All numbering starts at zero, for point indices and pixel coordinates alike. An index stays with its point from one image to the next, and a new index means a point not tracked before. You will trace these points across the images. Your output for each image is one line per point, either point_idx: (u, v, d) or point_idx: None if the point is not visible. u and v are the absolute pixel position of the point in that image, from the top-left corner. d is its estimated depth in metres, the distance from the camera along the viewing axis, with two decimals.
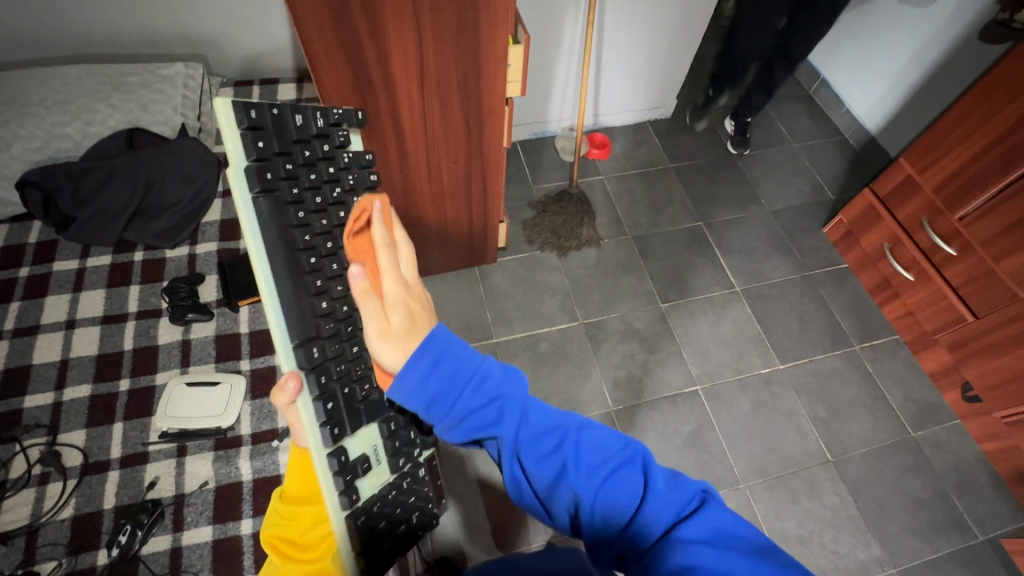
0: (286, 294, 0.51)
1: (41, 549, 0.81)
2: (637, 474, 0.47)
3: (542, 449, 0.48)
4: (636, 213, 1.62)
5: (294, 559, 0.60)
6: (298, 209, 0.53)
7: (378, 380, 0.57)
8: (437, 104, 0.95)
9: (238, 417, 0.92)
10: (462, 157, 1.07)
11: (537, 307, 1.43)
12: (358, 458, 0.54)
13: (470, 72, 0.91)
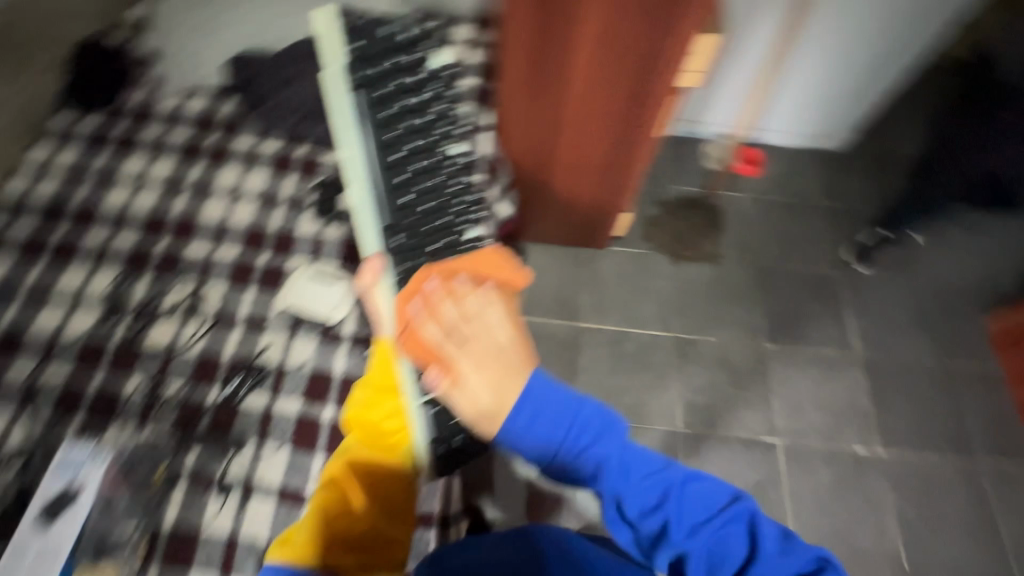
0: (382, 193, 0.65)
1: (172, 372, 0.85)
2: (700, 498, 0.60)
3: (642, 498, 0.60)
4: (768, 242, 1.50)
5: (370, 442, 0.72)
6: (382, 108, 0.64)
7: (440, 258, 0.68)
8: (603, 86, 0.94)
9: (345, 314, 0.92)
10: (613, 136, 1.03)
11: (635, 306, 1.39)
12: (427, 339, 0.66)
13: (650, 55, 0.88)
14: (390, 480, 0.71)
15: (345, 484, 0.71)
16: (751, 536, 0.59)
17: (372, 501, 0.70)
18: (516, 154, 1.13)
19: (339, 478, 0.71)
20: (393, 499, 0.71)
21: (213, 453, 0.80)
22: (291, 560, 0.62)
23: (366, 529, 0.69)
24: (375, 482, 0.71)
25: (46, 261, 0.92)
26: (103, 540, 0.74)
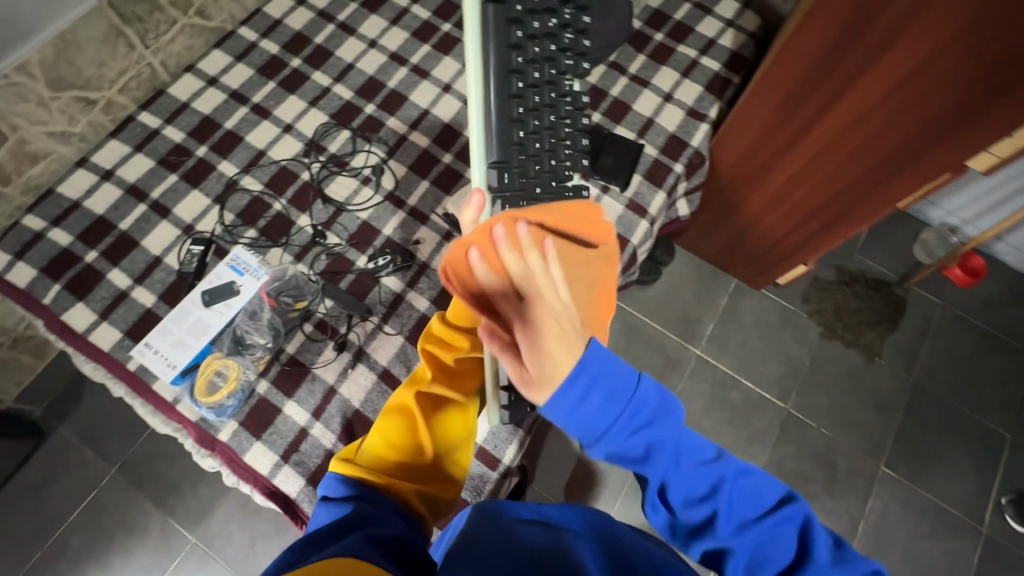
0: (493, 127, 0.54)
1: (337, 224, 0.92)
2: (743, 485, 0.59)
3: (691, 486, 0.59)
4: (943, 366, 1.28)
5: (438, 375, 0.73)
6: (515, 27, 0.55)
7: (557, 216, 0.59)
8: (883, 121, 0.77)
9: None
10: (847, 179, 0.89)
11: (759, 361, 1.27)
12: None
13: (953, 118, 0.70)
14: (453, 427, 0.72)
15: (406, 420, 0.70)
16: (800, 535, 0.57)
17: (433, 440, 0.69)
18: (728, 153, 1.01)
19: (402, 415, 0.70)
20: (455, 446, 0.71)
21: (344, 310, 0.85)
22: (353, 477, 0.65)
23: (430, 464, 0.69)
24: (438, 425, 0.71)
25: (276, 84, 0.99)
26: (236, 340, 0.81)
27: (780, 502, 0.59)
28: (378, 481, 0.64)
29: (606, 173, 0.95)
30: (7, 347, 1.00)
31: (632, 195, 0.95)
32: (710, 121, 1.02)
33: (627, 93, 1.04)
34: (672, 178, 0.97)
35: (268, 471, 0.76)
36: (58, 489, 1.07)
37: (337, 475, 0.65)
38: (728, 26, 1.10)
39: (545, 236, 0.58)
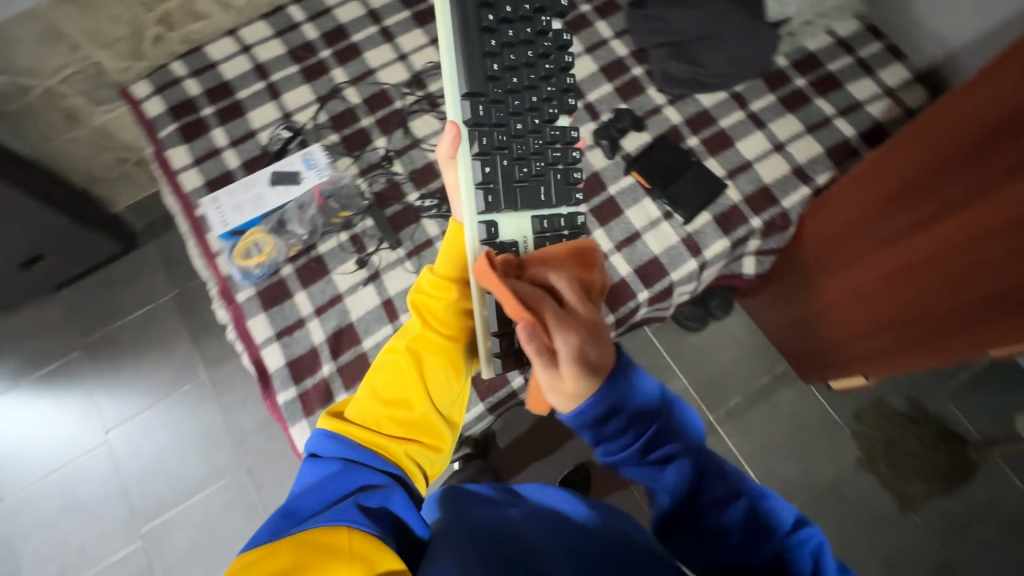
0: (469, 68, 0.60)
1: (406, 156, 0.97)
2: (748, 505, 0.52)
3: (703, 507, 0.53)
4: (994, 560, 1.07)
5: (433, 329, 0.69)
6: None
7: (533, 164, 0.62)
8: (987, 256, 0.66)
9: None
10: (927, 307, 0.79)
11: (774, 456, 1.15)
12: (507, 240, 0.60)
13: None
14: (441, 379, 0.67)
15: (395, 372, 0.66)
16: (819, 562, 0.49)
17: (423, 394, 0.65)
18: (814, 235, 0.92)
19: (392, 365, 0.67)
20: (445, 397, 0.67)
21: (378, 233, 0.91)
22: (343, 433, 0.62)
23: (419, 419, 0.65)
24: (429, 377, 0.66)
25: (410, 15, 1.05)
26: (280, 223, 0.90)
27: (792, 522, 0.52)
28: (369, 440, 0.62)
29: (675, 199, 0.90)
30: (133, 164, 1.20)
31: (693, 230, 0.90)
32: (815, 187, 0.92)
33: (738, 129, 0.96)
34: (744, 230, 0.90)
35: (259, 341, 0.84)
36: (132, 290, 1.28)
37: (327, 433, 0.62)
38: (888, 95, 0.97)
39: (523, 167, 0.61)
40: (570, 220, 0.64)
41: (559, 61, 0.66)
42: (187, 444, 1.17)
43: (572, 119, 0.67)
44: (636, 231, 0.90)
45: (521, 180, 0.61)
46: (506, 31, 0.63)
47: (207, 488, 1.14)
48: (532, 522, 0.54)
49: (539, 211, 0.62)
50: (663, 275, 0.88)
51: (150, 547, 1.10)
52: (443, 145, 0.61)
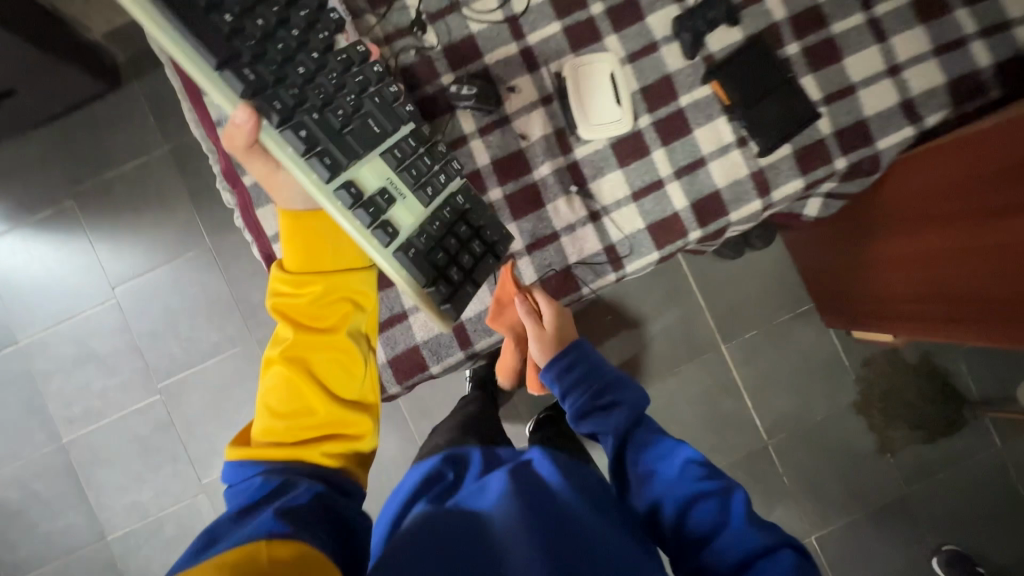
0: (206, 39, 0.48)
1: (442, 22, 0.78)
2: (694, 477, 0.62)
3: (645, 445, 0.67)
4: (948, 496, 1.16)
5: (304, 326, 0.59)
6: None
7: (350, 101, 0.54)
8: None
9: (590, 140, 0.77)
10: (974, 290, 0.75)
11: (775, 389, 1.17)
12: (376, 191, 0.54)
13: None
14: (337, 374, 0.58)
15: (289, 383, 0.57)
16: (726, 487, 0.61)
17: (322, 390, 0.57)
18: (898, 188, 0.82)
19: (281, 377, 0.57)
20: (349, 386, 0.59)
21: None
22: (247, 459, 0.55)
23: (325, 424, 0.57)
24: (327, 375, 0.58)
25: None
26: None
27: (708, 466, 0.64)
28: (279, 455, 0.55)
29: (754, 124, 0.77)
30: None
31: (767, 164, 0.78)
32: (921, 128, 0.77)
33: (851, 39, 0.78)
34: (824, 171, 0.77)
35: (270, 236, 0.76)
36: (121, 139, 1.15)
37: (235, 462, 0.55)
38: None
39: (340, 111, 0.53)
40: (416, 135, 0.58)
41: None
42: (196, 311, 1.16)
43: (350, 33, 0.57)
44: (701, 156, 0.78)
45: (347, 125, 0.53)
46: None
47: (219, 354, 1.16)
48: (508, 510, 0.51)
49: (382, 145, 0.55)
50: (721, 213, 0.78)
51: (168, 401, 1.15)
52: (237, 135, 0.51)
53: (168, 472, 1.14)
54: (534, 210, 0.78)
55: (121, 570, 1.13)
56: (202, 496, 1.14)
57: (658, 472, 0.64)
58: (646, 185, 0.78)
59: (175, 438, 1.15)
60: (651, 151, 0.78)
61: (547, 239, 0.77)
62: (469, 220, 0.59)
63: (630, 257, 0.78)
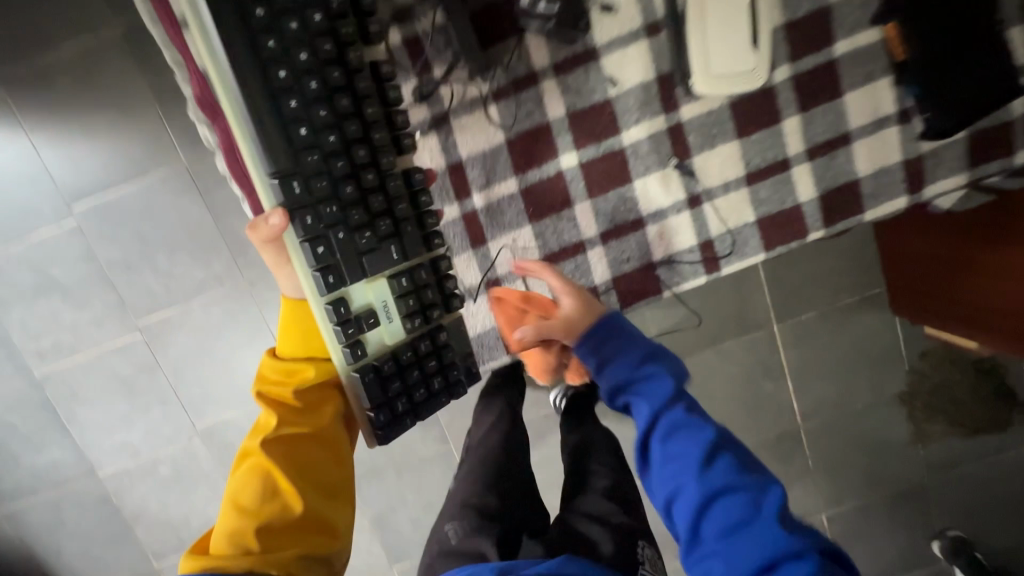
0: (273, 140, 0.48)
1: None
2: (727, 466, 0.54)
3: (672, 434, 0.57)
4: (964, 488, 1.15)
5: (284, 418, 0.62)
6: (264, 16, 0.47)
7: (382, 226, 0.53)
8: None
9: (702, 95, 0.57)
10: None
11: (819, 374, 1.08)
12: (363, 310, 0.55)
13: None
14: (310, 474, 0.62)
15: (238, 488, 0.60)
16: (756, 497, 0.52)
17: (296, 490, 0.60)
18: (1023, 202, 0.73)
19: (241, 479, 0.60)
20: (323, 475, 0.63)
21: (453, 45, 0.56)
22: (208, 566, 0.55)
23: (293, 517, 0.59)
24: (299, 468, 0.61)
25: None
26: None
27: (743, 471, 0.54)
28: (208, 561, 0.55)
29: (935, 90, 0.56)
30: None
31: (931, 149, 0.59)
32: None
33: None
34: (1000, 168, 0.59)
35: None
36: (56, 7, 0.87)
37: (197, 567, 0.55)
38: None
39: (361, 234, 0.52)
40: (431, 269, 0.56)
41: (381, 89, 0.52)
42: (174, 242, 0.98)
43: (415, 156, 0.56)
44: (847, 131, 0.59)
45: (366, 249, 0.53)
46: (308, 72, 0.49)
47: (206, 294, 1.00)
48: None
49: (394, 271, 0.55)
50: (852, 212, 0.60)
51: (151, 341, 1.02)
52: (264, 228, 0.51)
53: (158, 414, 1.05)
54: (615, 185, 0.59)
55: (117, 505, 1.09)
56: (196, 440, 1.07)
57: (684, 460, 0.56)
58: (767, 165, 0.59)
59: (163, 381, 1.04)
60: (781, 120, 0.58)
61: (630, 227, 0.60)
62: (444, 355, 0.57)
63: (730, 258, 0.61)
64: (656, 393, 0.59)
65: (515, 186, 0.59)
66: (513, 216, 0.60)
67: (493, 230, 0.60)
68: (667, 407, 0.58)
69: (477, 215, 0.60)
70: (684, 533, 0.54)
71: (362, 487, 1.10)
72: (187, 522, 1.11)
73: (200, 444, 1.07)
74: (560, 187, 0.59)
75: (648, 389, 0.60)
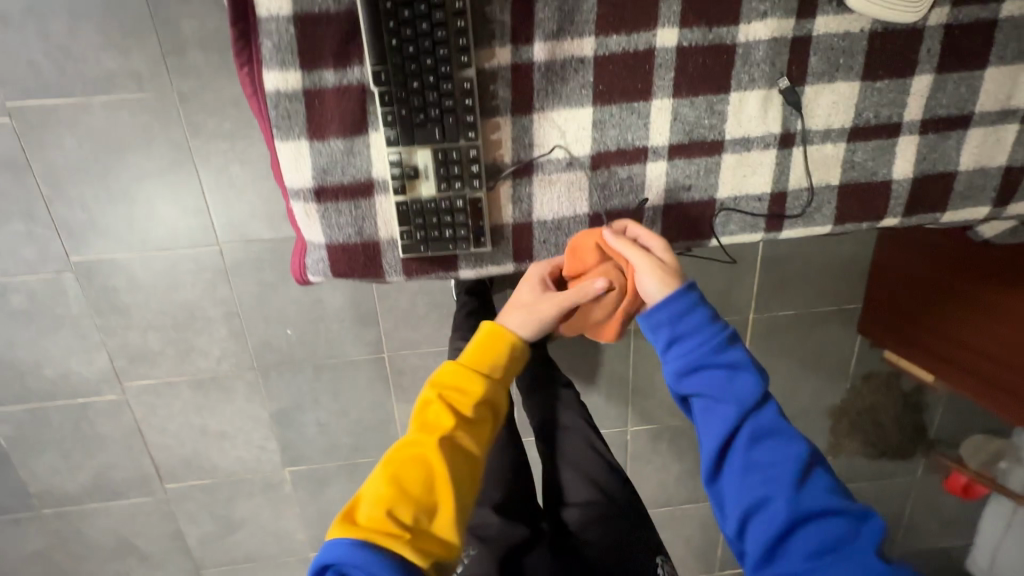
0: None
1: None
2: (822, 485, 0.46)
3: (729, 397, 0.48)
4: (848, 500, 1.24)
5: (456, 408, 0.55)
6: None
7: (427, 95, 0.44)
8: (1005, 358, 0.80)
9: (854, 15, 0.46)
10: (973, 353, 0.84)
11: (773, 372, 1.07)
12: (407, 170, 0.46)
13: (1002, 380, 0.81)
14: (468, 476, 0.53)
15: (396, 472, 0.51)
16: (805, 475, 0.46)
17: (452, 483, 0.51)
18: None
19: (396, 468, 0.51)
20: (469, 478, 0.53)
21: None
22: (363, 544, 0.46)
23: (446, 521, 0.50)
24: (447, 472, 0.51)
25: None
26: None
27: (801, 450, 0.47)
28: (370, 532, 0.47)
29: None
30: None
31: None
32: None
33: None
34: None
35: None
36: None
37: (353, 538, 0.46)
38: None
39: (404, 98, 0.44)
40: (464, 155, 0.46)
41: None
42: (81, 9, 0.72)
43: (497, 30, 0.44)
44: (970, 113, 0.50)
45: (412, 123, 0.44)
46: None
47: (115, 93, 0.76)
48: None
49: (438, 145, 0.46)
50: (934, 208, 0.53)
51: (24, 133, 0.77)
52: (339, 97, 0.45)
53: (19, 232, 0.82)
54: (710, 88, 0.47)
55: None
56: (68, 275, 0.85)
57: (770, 481, 0.46)
58: (877, 125, 0.49)
59: (33, 190, 0.80)
60: (913, 75, 0.48)
61: (703, 149, 0.49)
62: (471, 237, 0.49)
63: (794, 225, 0.52)
64: (745, 391, 0.48)
65: (591, 51, 0.45)
66: (586, 87, 0.46)
67: (545, 99, 0.47)
68: (758, 408, 0.48)
69: (530, 69, 0.45)
70: (754, 553, 0.46)
71: (273, 379, 0.94)
72: (39, 369, 0.90)
73: (73, 281, 0.85)
74: (656, 57, 0.46)
75: (738, 382, 0.49)
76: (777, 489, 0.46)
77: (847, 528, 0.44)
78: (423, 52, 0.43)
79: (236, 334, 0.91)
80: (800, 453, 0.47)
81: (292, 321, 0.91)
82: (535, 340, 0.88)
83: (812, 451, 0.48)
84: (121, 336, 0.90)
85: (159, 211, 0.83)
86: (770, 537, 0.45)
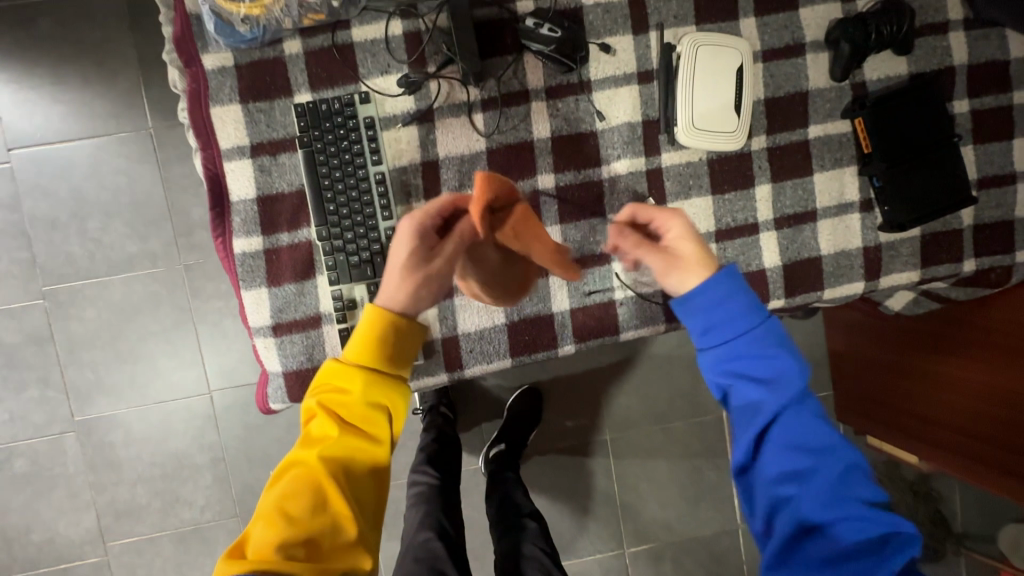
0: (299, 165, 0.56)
1: None
2: (856, 490, 0.44)
3: (768, 384, 0.47)
4: None
5: (344, 424, 0.48)
6: (303, 85, 0.56)
7: (361, 243, 0.56)
8: (960, 423, 0.80)
9: (689, 151, 0.59)
10: (932, 423, 0.84)
11: None
12: (346, 301, 0.56)
13: (967, 447, 0.79)
14: (368, 481, 0.48)
15: (288, 502, 0.45)
16: (843, 478, 0.44)
17: (353, 505, 0.46)
18: (977, 316, 0.75)
19: (287, 491, 0.45)
20: (368, 494, 0.48)
21: (448, 41, 0.56)
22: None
23: (346, 543, 0.45)
24: (343, 495, 0.46)
25: None
26: None
27: (841, 454, 0.45)
28: (257, 565, 0.42)
29: (894, 186, 0.59)
30: None
31: (886, 242, 0.61)
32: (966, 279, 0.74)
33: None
34: (947, 270, 0.61)
35: (231, 178, 0.55)
36: None
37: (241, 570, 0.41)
38: None
39: (341, 246, 0.55)
40: None
41: (372, 133, 0.55)
42: (114, 210, 0.90)
43: (414, 193, 0.58)
44: (813, 209, 0.61)
45: (349, 263, 0.56)
46: (327, 118, 0.55)
47: (132, 271, 0.91)
48: None
49: (370, 279, 0.56)
50: (812, 287, 0.61)
51: (53, 311, 0.90)
52: (296, 252, 0.56)
53: (33, 397, 0.91)
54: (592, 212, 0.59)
55: None
56: (70, 434, 0.92)
57: (802, 474, 0.44)
58: (737, 226, 0.60)
59: (52, 358, 0.91)
60: (754, 185, 0.60)
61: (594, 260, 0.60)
62: None
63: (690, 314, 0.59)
64: (793, 385, 0.47)
65: None
66: None
67: None
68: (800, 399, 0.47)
69: None
70: (773, 546, 0.44)
71: None
72: (28, 534, 0.92)
73: (73, 440, 0.92)
74: (541, 197, 0.59)
75: (783, 372, 0.47)
76: (808, 483, 0.44)
77: (878, 540, 0.42)
78: (355, 212, 0.55)
79: (221, 480, 0.94)
80: (838, 452, 0.45)
81: (275, 461, 0.95)
82: (506, 458, 0.86)
83: (852, 453, 0.46)
84: (111, 492, 0.93)
85: (159, 367, 0.92)
86: (787, 533, 0.44)
